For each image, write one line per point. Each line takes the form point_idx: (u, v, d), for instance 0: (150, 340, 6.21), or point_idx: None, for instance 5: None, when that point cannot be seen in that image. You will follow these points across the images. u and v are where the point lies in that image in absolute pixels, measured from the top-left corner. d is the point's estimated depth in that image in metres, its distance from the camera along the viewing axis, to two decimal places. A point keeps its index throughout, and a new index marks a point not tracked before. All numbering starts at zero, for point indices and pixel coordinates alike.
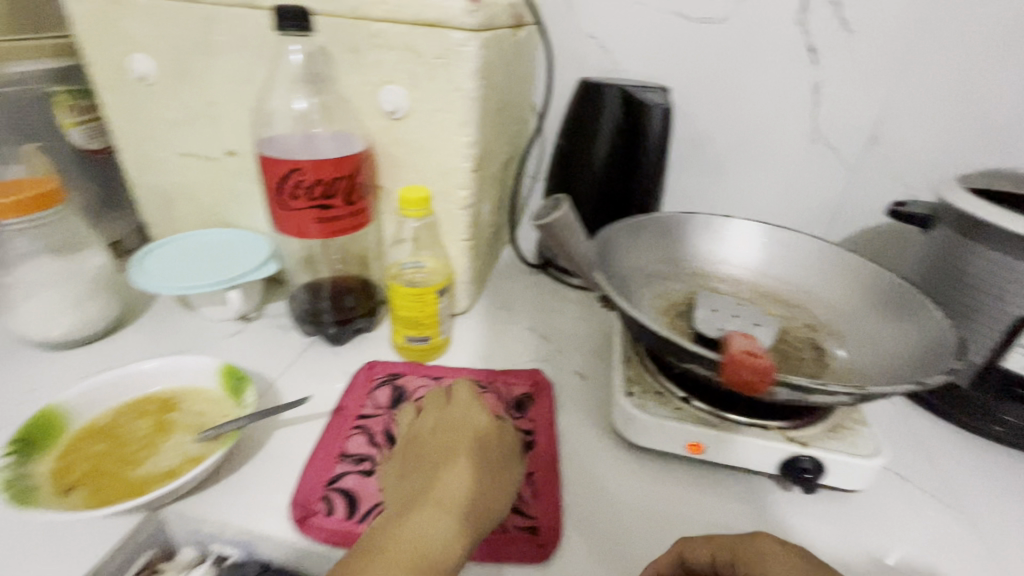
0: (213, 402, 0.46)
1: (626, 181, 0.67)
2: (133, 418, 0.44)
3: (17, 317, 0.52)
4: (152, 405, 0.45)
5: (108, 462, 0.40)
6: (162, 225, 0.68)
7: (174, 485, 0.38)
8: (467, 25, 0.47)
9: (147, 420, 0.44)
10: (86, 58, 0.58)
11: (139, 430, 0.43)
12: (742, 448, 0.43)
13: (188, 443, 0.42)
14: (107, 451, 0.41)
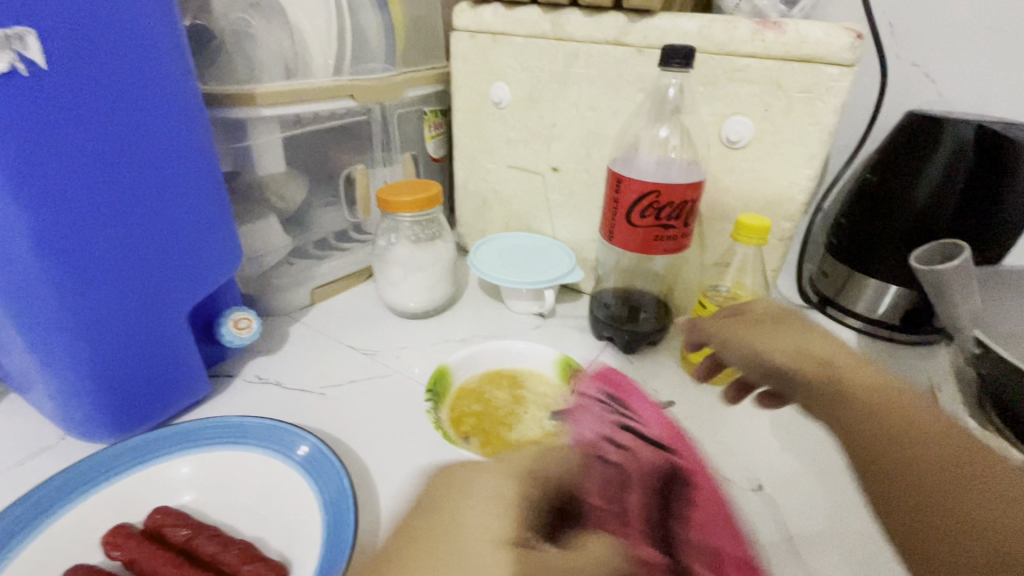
0: (553, 387, 0.53)
1: (961, 226, 0.60)
2: (497, 389, 0.53)
3: (392, 289, 0.65)
4: (503, 380, 0.54)
5: (486, 420, 0.49)
6: (471, 224, 0.80)
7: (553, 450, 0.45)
8: (846, 61, 0.47)
9: (503, 392, 0.53)
10: (455, 85, 0.71)
11: (501, 399, 0.52)
12: None
13: (543, 417, 0.49)
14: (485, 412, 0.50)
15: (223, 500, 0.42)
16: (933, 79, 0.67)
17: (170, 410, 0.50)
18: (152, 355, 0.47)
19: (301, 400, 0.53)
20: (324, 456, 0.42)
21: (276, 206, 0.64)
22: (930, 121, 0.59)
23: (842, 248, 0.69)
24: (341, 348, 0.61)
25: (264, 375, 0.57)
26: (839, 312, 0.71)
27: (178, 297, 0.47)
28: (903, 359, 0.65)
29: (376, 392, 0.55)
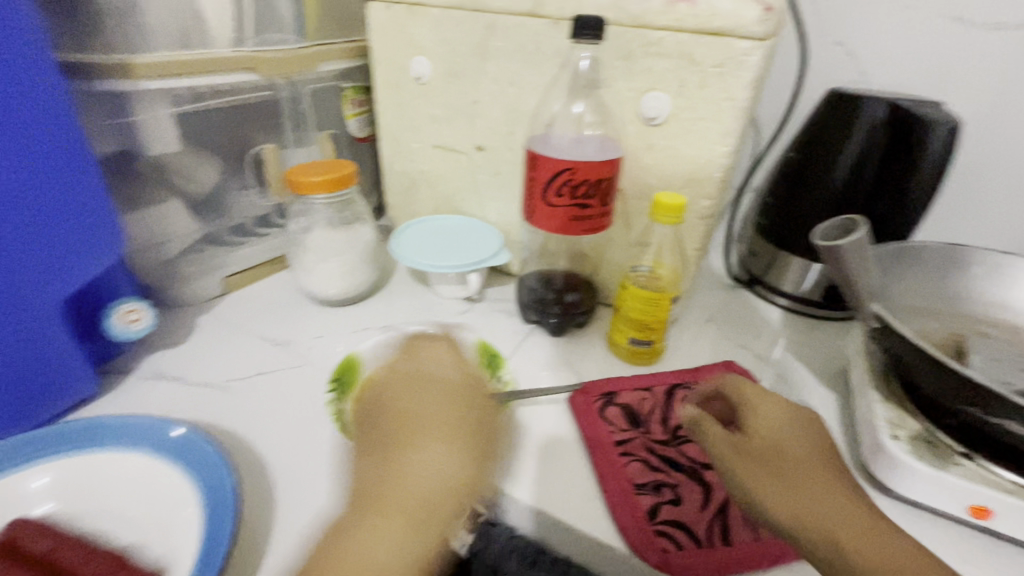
0: None
1: (874, 205, 0.61)
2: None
3: (308, 276, 0.62)
4: None
5: None
6: (400, 207, 0.77)
7: None
8: (756, 34, 0.46)
9: None
10: (374, 59, 0.67)
11: None
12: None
13: None
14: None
15: (94, 508, 0.39)
16: (854, 57, 0.68)
17: (49, 411, 0.46)
18: (19, 351, 0.43)
19: (201, 396, 0.50)
20: (202, 449, 0.39)
21: (178, 189, 0.60)
22: (848, 98, 0.59)
23: (768, 228, 0.70)
24: (253, 339, 0.58)
25: (162, 370, 0.53)
26: (766, 289, 0.73)
27: (49, 290, 0.44)
28: (823, 336, 0.67)
29: (285, 385, 0.52)
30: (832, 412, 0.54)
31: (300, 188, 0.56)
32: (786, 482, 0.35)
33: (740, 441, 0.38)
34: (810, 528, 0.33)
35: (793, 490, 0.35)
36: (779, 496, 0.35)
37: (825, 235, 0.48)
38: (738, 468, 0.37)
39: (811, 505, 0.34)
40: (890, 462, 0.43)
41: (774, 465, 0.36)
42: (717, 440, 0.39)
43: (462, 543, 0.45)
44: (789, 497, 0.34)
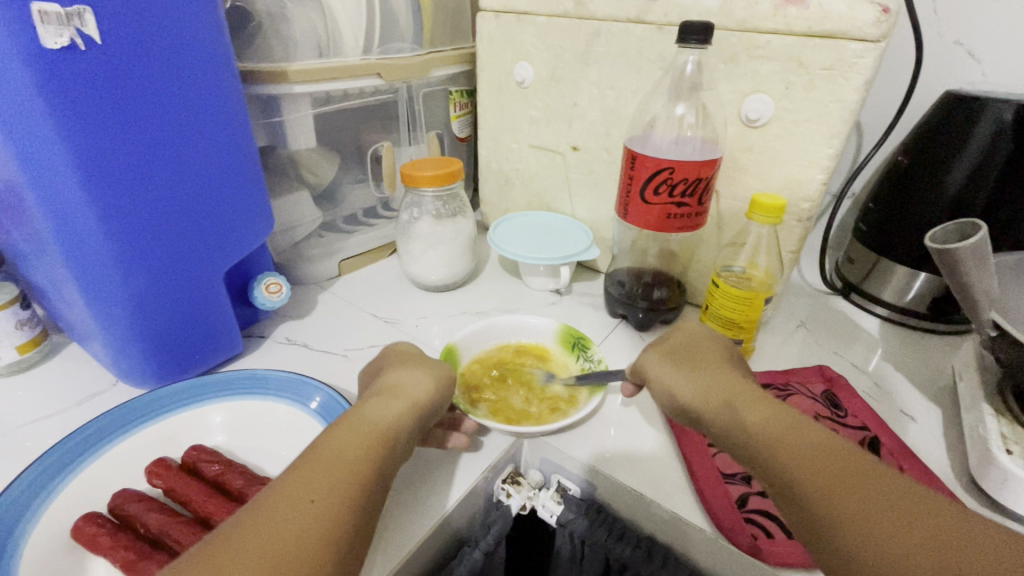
0: (557, 355, 0.57)
1: (995, 214, 0.57)
2: (505, 365, 0.56)
3: (413, 263, 0.68)
4: (512, 353, 0.58)
5: (500, 391, 0.52)
6: (494, 203, 0.82)
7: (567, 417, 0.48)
8: (871, 36, 0.46)
9: (512, 364, 0.56)
10: (481, 64, 0.72)
11: (511, 371, 0.55)
12: None
13: (553, 387, 0.53)
14: (496, 386, 0.53)
15: (252, 443, 0.47)
16: (977, 57, 0.64)
17: (207, 364, 0.55)
18: (191, 314, 0.51)
19: (326, 362, 0.57)
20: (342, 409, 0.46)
21: (309, 181, 0.68)
22: (969, 99, 0.57)
23: (869, 234, 0.67)
24: (366, 317, 0.65)
25: (293, 337, 0.61)
26: (863, 298, 0.70)
27: (210, 264, 0.51)
28: (927, 349, 0.64)
29: None
30: (936, 425, 0.52)
31: (414, 182, 0.62)
32: (861, 493, 0.31)
33: (736, 395, 0.40)
34: (871, 532, 0.30)
35: (851, 484, 0.32)
36: (820, 469, 0.33)
37: (939, 239, 0.47)
38: (819, 480, 0.33)
39: (863, 486, 0.32)
40: (1002, 476, 0.42)
41: (842, 470, 0.33)
42: (751, 409, 0.38)
43: (551, 511, 0.50)
44: (843, 479, 0.32)
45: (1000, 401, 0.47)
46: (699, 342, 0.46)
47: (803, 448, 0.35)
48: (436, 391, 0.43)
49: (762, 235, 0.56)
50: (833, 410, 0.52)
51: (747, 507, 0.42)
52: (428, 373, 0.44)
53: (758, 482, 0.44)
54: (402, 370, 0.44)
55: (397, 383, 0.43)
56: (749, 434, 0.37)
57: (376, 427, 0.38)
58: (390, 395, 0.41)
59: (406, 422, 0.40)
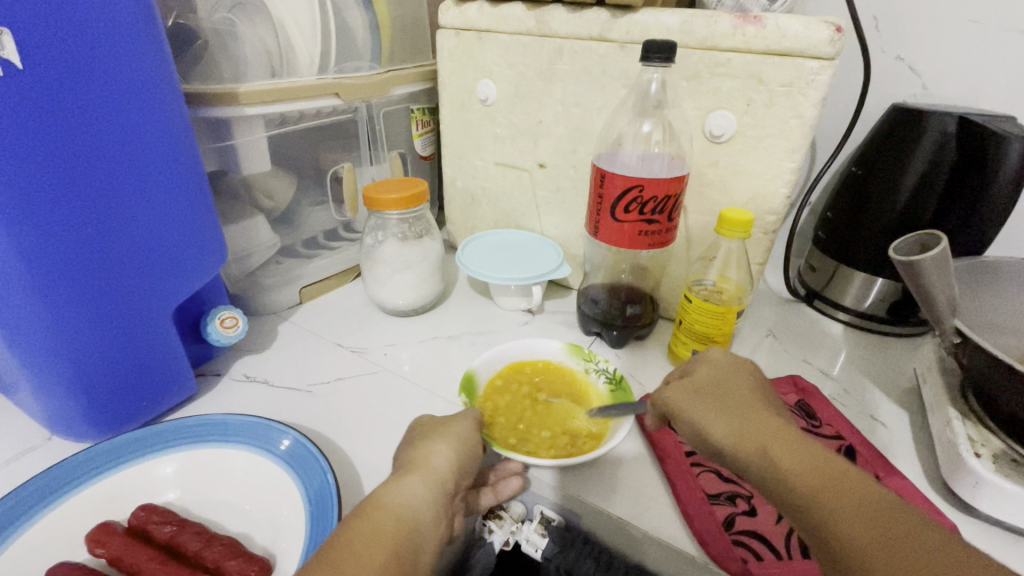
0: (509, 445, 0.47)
1: (945, 223, 0.60)
2: (572, 430, 0.49)
3: (379, 288, 0.65)
4: (569, 441, 0.47)
5: (568, 403, 0.52)
6: (460, 222, 0.80)
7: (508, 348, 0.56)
8: (825, 54, 0.47)
9: (564, 428, 0.49)
10: (443, 82, 0.71)
11: (563, 424, 0.49)
12: None
13: (524, 396, 0.52)
14: (570, 417, 0.50)
15: (211, 495, 0.44)
16: (918, 73, 0.67)
17: (158, 410, 0.51)
18: (136, 359, 0.47)
19: (289, 399, 0.54)
20: (310, 454, 0.43)
21: (264, 207, 0.64)
22: (912, 114, 0.59)
23: (828, 242, 0.69)
24: (331, 346, 0.62)
25: (252, 373, 0.57)
26: (826, 304, 0.72)
27: (146, 304, 0.46)
28: (889, 352, 0.66)
29: (364, 391, 0.55)
30: (903, 428, 0.54)
31: (378, 205, 0.59)
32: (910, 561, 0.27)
33: (773, 437, 0.35)
34: None
35: (900, 546, 0.27)
36: (866, 533, 0.28)
37: (903, 249, 0.49)
38: (862, 548, 0.28)
39: (914, 550, 0.27)
40: (972, 479, 0.43)
41: (891, 531, 0.28)
42: (784, 454, 0.33)
43: (535, 545, 0.48)
44: (892, 545, 0.28)
45: (963, 404, 0.48)
46: (732, 381, 0.41)
47: (847, 505, 0.30)
48: (457, 463, 0.40)
49: (731, 248, 0.56)
50: (808, 420, 0.53)
51: (734, 529, 0.41)
52: (448, 445, 0.40)
53: (743, 500, 0.44)
54: (417, 445, 0.41)
55: (418, 456, 0.40)
56: (792, 491, 0.32)
57: (402, 513, 0.35)
58: (412, 469, 0.38)
59: (429, 507, 0.36)
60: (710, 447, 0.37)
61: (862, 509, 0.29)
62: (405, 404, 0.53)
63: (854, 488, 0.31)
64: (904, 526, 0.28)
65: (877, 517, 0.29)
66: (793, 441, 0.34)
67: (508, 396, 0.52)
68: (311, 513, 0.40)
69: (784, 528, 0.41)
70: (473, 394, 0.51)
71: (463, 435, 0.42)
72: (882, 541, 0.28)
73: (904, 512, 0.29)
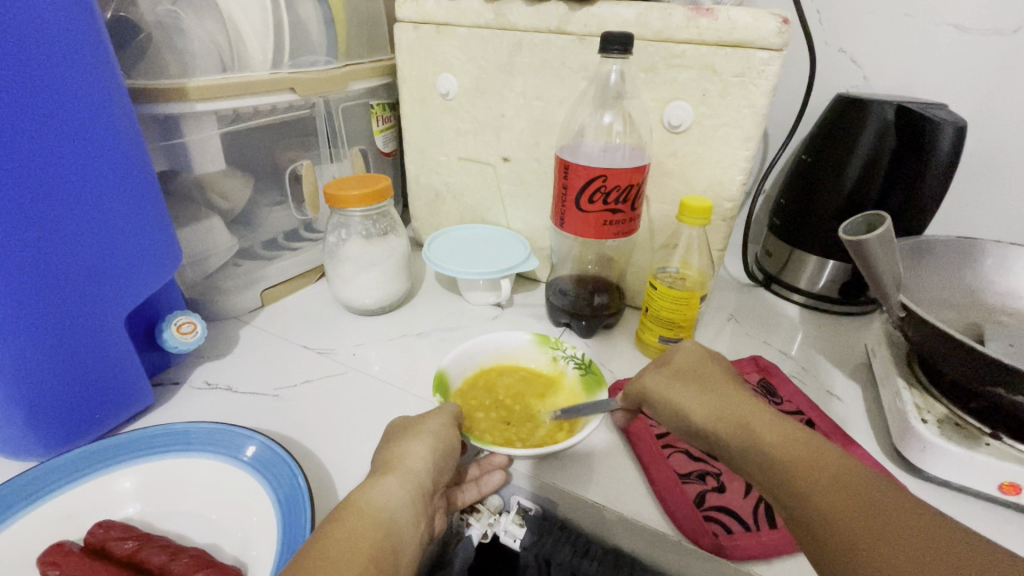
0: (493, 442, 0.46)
1: (888, 206, 0.63)
2: (549, 420, 0.49)
3: (344, 287, 0.64)
4: (550, 431, 0.48)
5: (541, 394, 0.52)
6: (425, 218, 0.79)
7: (476, 344, 0.55)
8: (774, 45, 0.49)
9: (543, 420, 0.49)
10: (402, 76, 0.70)
11: (540, 416, 0.50)
12: None
13: (498, 392, 0.52)
14: (545, 408, 0.51)
15: (173, 508, 0.42)
16: (858, 64, 0.71)
17: (112, 423, 0.48)
18: (85, 369, 0.44)
19: (255, 404, 0.52)
20: (279, 458, 0.42)
21: (219, 207, 0.62)
22: (855, 104, 0.62)
23: (782, 228, 0.72)
24: (296, 349, 0.60)
25: (213, 380, 0.55)
26: (782, 287, 0.75)
27: (96, 310, 0.44)
28: (842, 330, 0.69)
29: (333, 392, 0.54)
30: (857, 400, 0.57)
31: (340, 202, 0.58)
32: (868, 518, 0.28)
33: (749, 415, 0.37)
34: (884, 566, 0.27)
35: (860, 505, 0.29)
36: (830, 496, 0.30)
37: (855, 228, 0.51)
38: (825, 510, 0.30)
39: (875, 509, 0.29)
40: (920, 444, 0.45)
41: (853, 492, 0.30)
42: (758, 429, 0.35)
43: (513, 536, 0.48)
44: (853, 506, 0.29)
45: (910, 375, 0.51)
46: (712, 366, 0.42)
47: (812, 471, 0.31)
48: (435, 461, 0.40)
49: (692, 235, 0.58)
50: (769, 398, 0.55)
51: (705, 505, 0.43)
52: (425, 444, 0.40)
53: (712, 477, 0.45)
54: (394, 446, 0.41)
55: (395, 457, 0.39)
56: (765, 462, 0.34)
57: (378, 515, 0.34)
58: (389, 471, 0.38)
59: (406, 507, 0.36)
60: (692, 428, 0.39)
61: (827, 474, 0.31)
62: (377, 403, 0.53)
63: (819, 454, 0.32)
64: (865, 487, 0.30)
65: (841, 480, 0.30)
66: (766, 417, 0.36)
67: (482, 393, 0.52)
68: (282, 518, 0.39)
69: (752, 501, 0.43)
70: (447, 393, 0.50)
71: (440, 434, 0.42)
72: (844, 501, 0.30)
73: (866, 475, 0.31)
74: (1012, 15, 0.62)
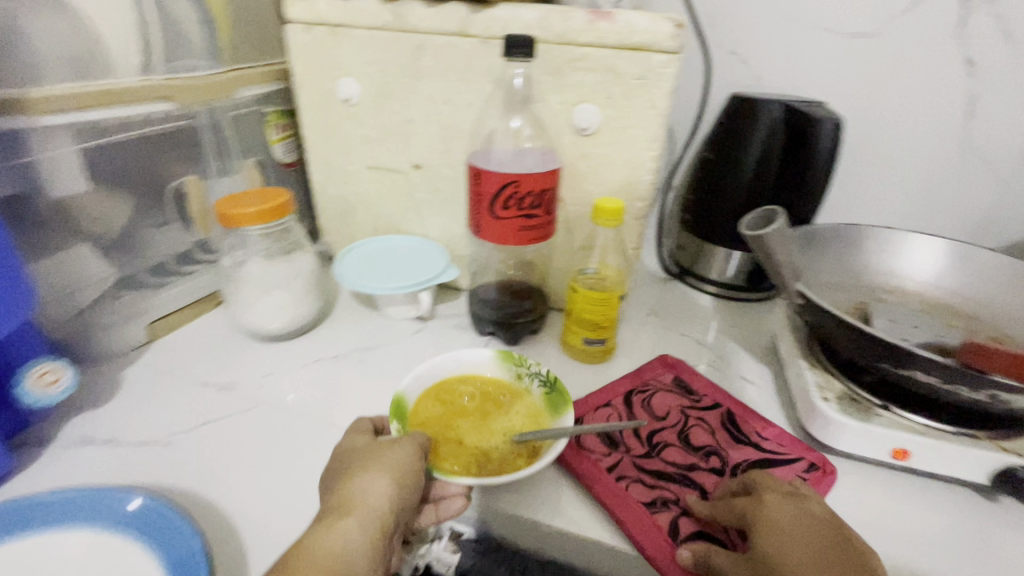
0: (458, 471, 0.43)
1: (782, 199, 0.67)
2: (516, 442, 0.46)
3: (247, 313, 0.58)
4: (517, 454, 0.45)
5: (508, 413, 0.49)
6: (336, 231, 0.75)
7: (435, 363, 0.51)
8: (671, 48, 0.50)
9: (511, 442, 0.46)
10: (297, 81, 0.65)
11: (508, 437, 0.46)
12: (937, 446, 0.45)
13: (459, 414, 0.48)
14: (512, 428, 0.47)
15: None
16: (748, 65, 0.76)
17: None
18: None
19: (143, 457, 0.46)
20: (168, 524, 0.37)
21: (87, 234, 0.54)
22: (747, 104, 0.66)
23: (691, 223, 0.75)
24: (193, 387, 0.54)
25: (88, 435, 0.48)
26: (696, 279, 0.79)
27: None
28: (751, 316, 0.73)
29: (238, 432, 0.49)
30: (768, 383, 0.60)
31: (234, 220, 0.53)
32: None
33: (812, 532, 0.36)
34: None
35: None
36: None
37: (752, 225, 0.54)
38: None
39: None
40: (824, 421, 0.48)
41: None
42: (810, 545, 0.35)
43: (447, 563, 0.47)
44: None
45: (811, 356, 0.55)
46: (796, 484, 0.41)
47: None
48: (398, 498, 0.37)
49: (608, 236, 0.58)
50: (688, 397, 0.55)
51: (681, 535, 0.41)
52: (387, 480, 0.37)
53: (673, 501, 0.43)
54: (352, 478, 0.37)
55: (353, 492, 0.36)
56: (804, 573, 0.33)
57: (331, 562, 0.33)
58: (345, 512, 0.35)
59: (364, 553, 0.34)
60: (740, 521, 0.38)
61: None
62: (289, 440, 0.48)
63: None
64: None
65: None
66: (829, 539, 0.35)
67: (444, 416, 0.48)
68: None
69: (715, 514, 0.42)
70: (404, 420, 0.46)
71: (403, 466, 0.38)
72: None
73: None
74: (872, 20, 0.69)
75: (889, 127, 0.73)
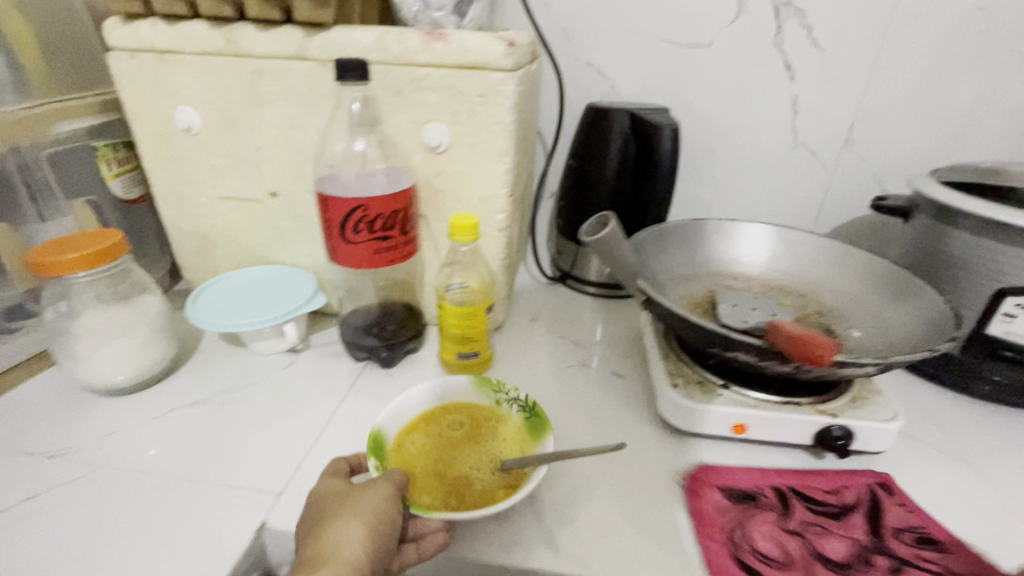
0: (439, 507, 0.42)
1: (638, 200, 0.72)
2: (498, 471, 0.45)
3: (83, 367, 0.53)
4: (501, 484, 0.44)
5: (489, 441, 0.48)
6: (197, 267, 0.70)
7: (410, 394, 0.50)
8: (505, 66, 0.52)
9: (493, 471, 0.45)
10: (130, 111, 0.61)
11: (491, 466, 0.45)
12: (767, 417, 0.49)
13: (439, 444, 0.47)
14: (494, 458, 0.46)
15: None
16: (603, 76, 0.80)
17: None
18: None
19: None
20: None
21: None
22: (597, 112, 0.70)
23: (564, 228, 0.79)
24: (20, 459, 0.48)
25: None
26: (576, 281, 0.82)
27: None
28: (627, 312, 0.77)
29: (70, 503, 0.44)
30: (637, 375, 0.64)
31: (52, 270, 0.48)
32: None
33: None
34: None
35: None
36: None
37: (589, 232, 0.57)
38: None
39: None
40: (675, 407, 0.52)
41: None
42: None
43: None
44: None
45: (667, 346, 0.59)
46: None
47: None
48: (371, 547, 0.36)
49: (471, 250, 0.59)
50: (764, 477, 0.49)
51: None
52: (361, 529, 0.37)
53: None
54: (326, 530, 0.37)
55: (327, 544, 0.36)
56: None
57: None
58: (319, 565, 0.35)
59: None
60: None
61: None
62: (132, 503, 0.44)
63: None
64: None
65: None
66: None
67: (424, 446, 0.47)
68: None
69: None
70: (383, 455, 0.45)
71: (379, 514, 0.37)
72: None
73: None
74: (704, 32, 0.75)
75: (731, 128, 0.81)
